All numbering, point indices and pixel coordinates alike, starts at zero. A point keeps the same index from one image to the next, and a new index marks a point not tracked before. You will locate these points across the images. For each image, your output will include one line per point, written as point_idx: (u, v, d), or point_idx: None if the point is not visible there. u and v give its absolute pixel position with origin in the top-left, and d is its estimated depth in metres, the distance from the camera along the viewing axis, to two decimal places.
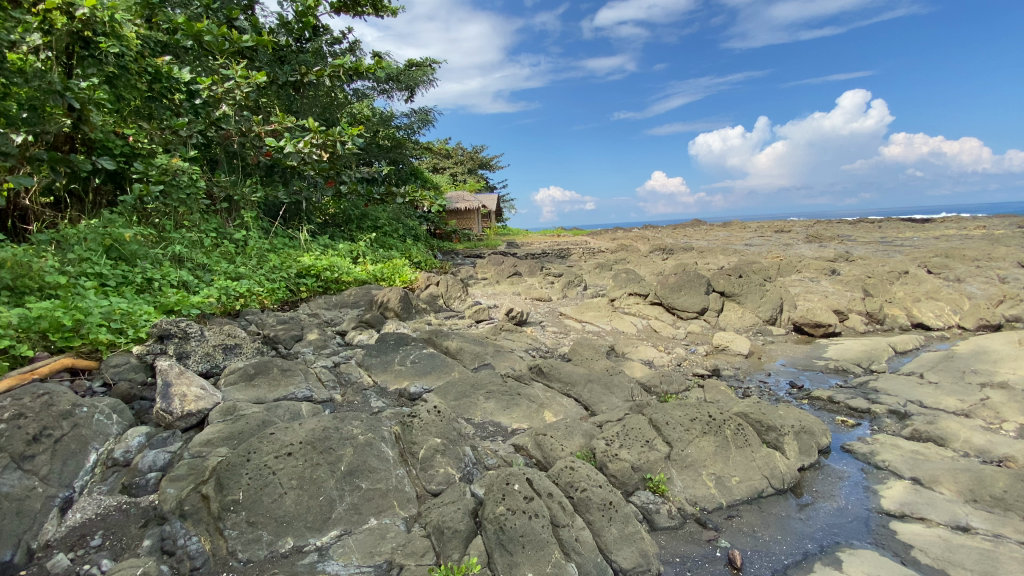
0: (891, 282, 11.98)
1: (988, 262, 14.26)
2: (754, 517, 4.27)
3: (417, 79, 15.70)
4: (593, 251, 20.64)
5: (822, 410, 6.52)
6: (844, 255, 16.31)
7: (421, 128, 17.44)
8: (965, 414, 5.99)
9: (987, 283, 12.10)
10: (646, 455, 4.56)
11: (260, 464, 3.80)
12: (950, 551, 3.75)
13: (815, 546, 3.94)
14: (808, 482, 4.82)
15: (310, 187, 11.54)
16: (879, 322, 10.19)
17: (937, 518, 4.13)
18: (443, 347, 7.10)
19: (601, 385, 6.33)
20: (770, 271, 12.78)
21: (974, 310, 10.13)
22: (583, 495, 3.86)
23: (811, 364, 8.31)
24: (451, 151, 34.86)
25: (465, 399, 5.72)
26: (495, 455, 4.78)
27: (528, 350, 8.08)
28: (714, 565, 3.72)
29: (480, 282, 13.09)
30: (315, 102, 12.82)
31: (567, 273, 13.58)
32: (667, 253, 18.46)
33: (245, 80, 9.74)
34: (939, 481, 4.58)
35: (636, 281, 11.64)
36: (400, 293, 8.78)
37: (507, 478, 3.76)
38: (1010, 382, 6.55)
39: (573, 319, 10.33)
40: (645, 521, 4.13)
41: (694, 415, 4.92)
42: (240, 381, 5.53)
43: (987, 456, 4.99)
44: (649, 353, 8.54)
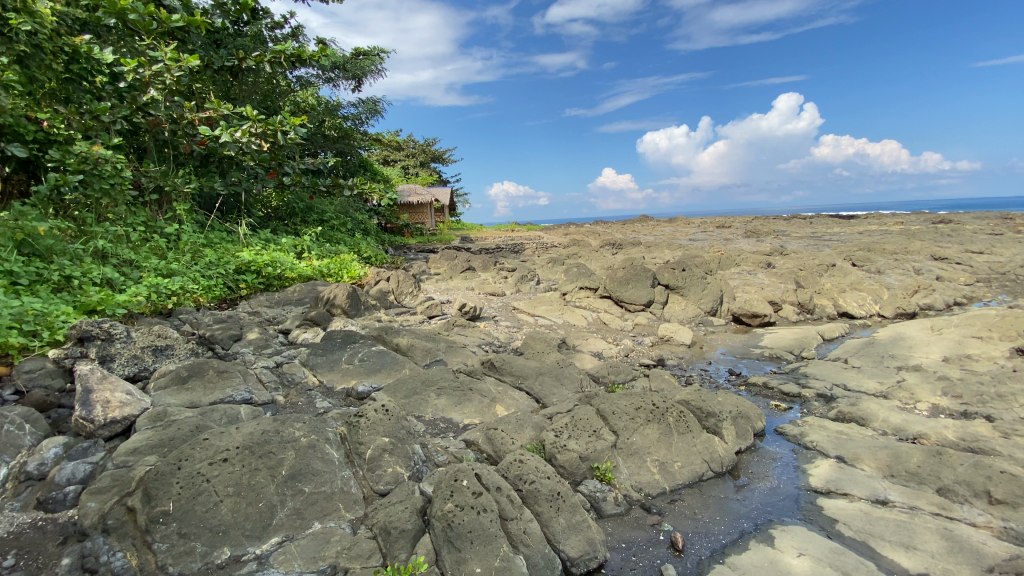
0: (820, 274, 12.78)
1: (905, 255, 15.49)
2: (695, 500, 4.45)
3: (365, 68, 15.22)
4: (545, 246, 20.82)
5: (758, 396, 6.89)
6: (779, 249, 17.29)
7: (369, 119, 16.95)
8: (884, 395, 6.49)
9: (903, 275, 13.14)
10: (594, 445, 4.67)
11: (192, 472, 3.60)
12: (871, 523, 4.05)
13: (751, 524, 4.15)
14: (744, 464, 5.08)
15: (249, 178, 11.01)
16: (809, 312, 10.88)
17: (859, 493, 4.46)
18: (392, 345, 6.95)
19: (551, 377, 6.41)
20: (712, 265, 13.34)
21: (892, 299, 10.97)
22: (531, 487, 3.88)
23: (748, 352, 8.77)
24: (403, 144, 34.15)
25: (415, 396, 5.63)
26: (446, 451, 4.72)
27: (481, 345, 8.04)
28: (658, 548, 3.85)
29: (432, 277, 12.93)
30: (254, 89, 12.27)
31: (520, 267, 13.63)
32: (617, 248, 18.92)
33: (176, 63, 9.13)
34: (861, 459, 4.95)
35: (587, 275, 11.88)
36: (348, 289, 8.53)
37: (455, 475, 3.71)
38: (923, 364, 7.15)
39: (526, 312, 10.40)
40: (592, 509, 4.22)
41: (639, 404, 5.09)
42: (172, 385, 5.20)
43: (903, 434, 5.41)
44: (599, 346, 8.73)
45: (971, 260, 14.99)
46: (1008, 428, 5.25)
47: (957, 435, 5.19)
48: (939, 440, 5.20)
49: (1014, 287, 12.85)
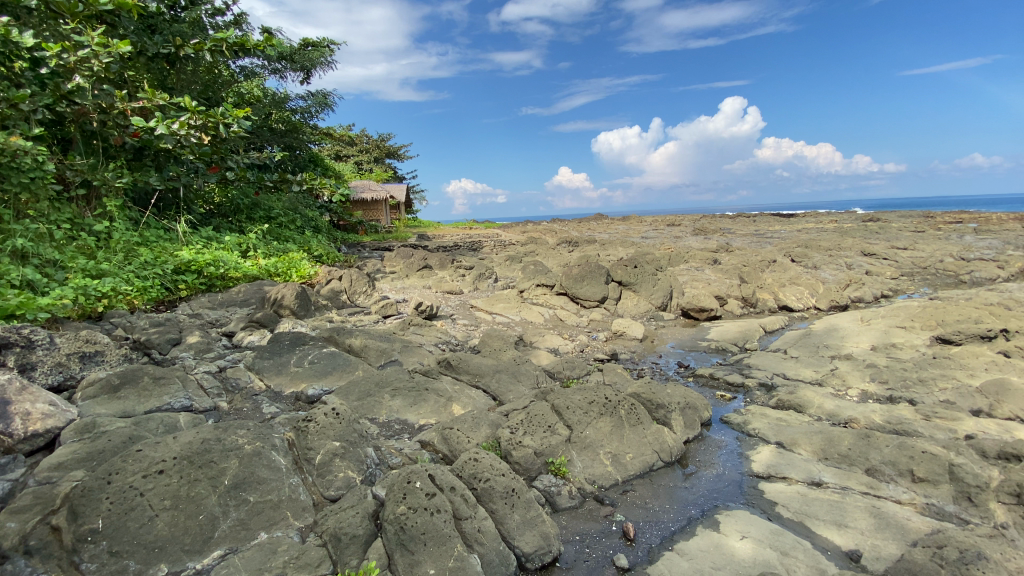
0: (762, 270, 13.44)
1: (838, 251, 16.52)
2: (646, 490, 4.59)
3: (314, 60, 14.70)
4: (503, 243, 20.82)
5: (705, 387, 7.18)
6: (725, 246, 18.08)
7: (319, 112, 16.40)
8: (819, 383, 6.91)
9: (836, 270, 14.00)
10: (548, 440, 4.72)
11: (124, 486, 3.38)
12: (807, 504, 4.30)
13: (698, 511, 4.32)
14: (692, 453, 5.28)
15: (189, 173, 10.43)
16: (752, 306, 11.43)
17: (796, 476, 4.73)
18: (345, 346, 6.77)
19: (508, 374, 6.42)
20: (662, 261, 13.78)
21: (826, 293, 11.68)
22: (486, 486, 3.86)
23: (697, 345, 9.11)
24: (356, 139, 33.27)
25: (368, 398, 5.50)
26: (400, 453, 4.65)
27: (437, 343, 7.96)
28: (611, 539, 3.94)
29: (387, 276, 12.68)
30: (194, 79, 11.61)
31: (477, 265, 13.58)
32: (573, 246, 19.18)
33: (105, 49, 8.38)
34: (798, 443, 5.25)
35: (544, 273, 11.99)
36: (297, 289, 8.22)
37: (408, 476, 3.65)
38: (854, 353, 7.66)
39: (483, 310, 10.38)
40: (547, 503, 4.28)
41: (592, 398, 5.19)
42: (101, 394, 4.85)
43: (836, 419, 5.77)
44: (555, 342, 8.83)
45: (896, 255, 16.15)
46: (928, 410, 5.69)
47: (883, 419, 5.58)
48: (867, 424, 5.57)
49: (932, 280, 13.96)
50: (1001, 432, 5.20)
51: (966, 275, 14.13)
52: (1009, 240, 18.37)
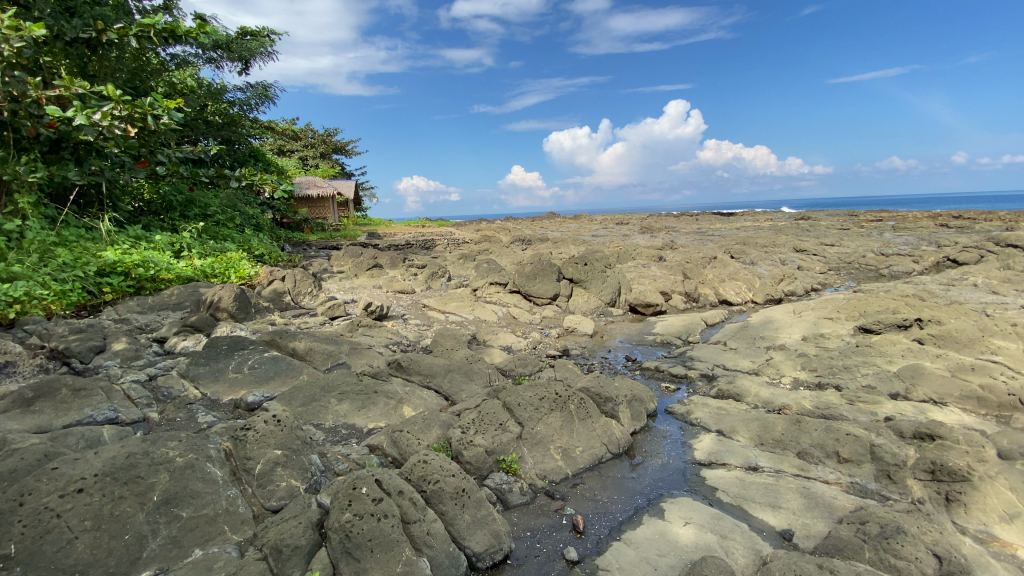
0: (705, 266, 14.03)
1: (773, 248, 17.50)
2: (595, 483, 4.70)
3: (252, 50, 14.02)
4: (456, 241, 20.67)
5: (651, 379, 7.43)
6: (670, 244, 18.75)
7: (259, 105, 15.66)
8: (756, 372, 7.31)
9: (771, 265, 14.83)
10: (499, 438, 4.73)
11: (38, 508, 3.10)
12: (745, 488, 4.54)
13: (644, 500, 4.46)
14: (639, 444, 5.45)
15: (114, 167, 9.68)
16: (695, 300, 11.92)
17: (735, 462, 4.98)
18: (289, 349, 6.51)
19: (460, 373, 6.37)
20: (611, 259, 14.12)
21: (763, 287, 12.35)
22: (435, 487, 3.81)
23: (644, 339, 9.41)
24: (301, 133, 32.02)
25: (313, 403, 5.32)
26: (347, 459, 4.53)
27: (388, 344, 7.81)
28: (561, 533, 4.01)
29: (335, 275, 12.31)
30: (119, 67, 10.79)
31: (429, 263, 13.40)
32: (526, 244, 19.31)
33: (15, 32, 7.56)
34: (737, 430, 5.53)
35: (496, 271, 11.99)
36: (236, 291, 7.82)
37: (353, 482, 3.51)
38: (787, 343, 8.14)
39: (435, 309, 10.28)
40: (498, 501, 4.29)
41: (543, 394, 5.23)
42: (12, 409, 4.44)
43: (771, 406, 6.11)
44: (508, 340, 8.86)
45: (825, 251, 17.29)
46: (852, 395, 6.13)
47: (813, 405, 5.96)
48: (798, 409, 5.94)
49: (856, 274, 15.05)
50: (915, 414, 5.68)
51: (885, 269, 15.32)
52: (921, 237, 20.08)
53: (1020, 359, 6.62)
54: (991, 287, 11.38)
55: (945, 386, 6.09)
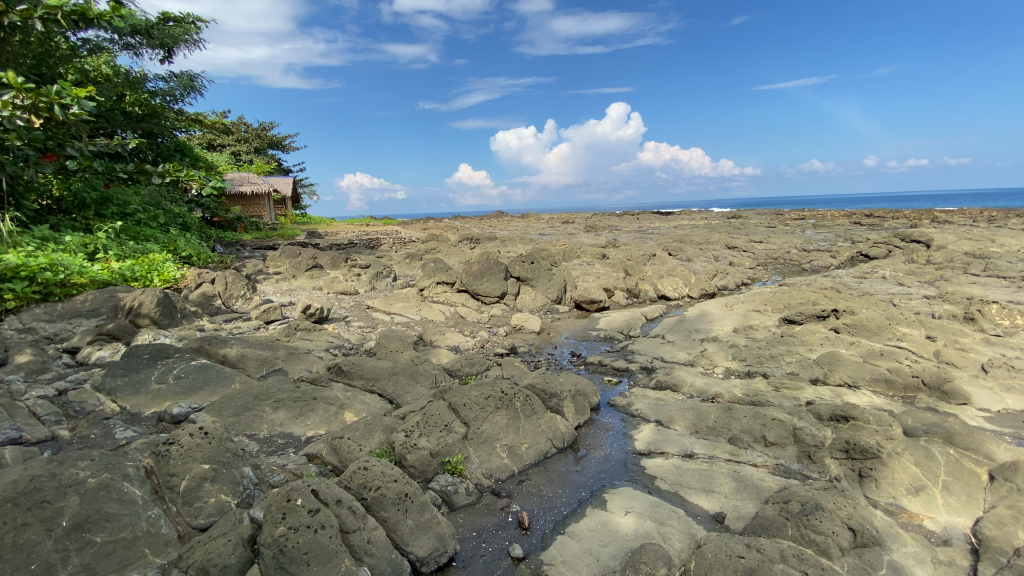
0: (645, 263, 14.53)
1: (708, 245, 18.42)
2: (540, 478, 4.76)
3: (176, 37, 13.05)
4: (401, 240, 20.25)
5: (595, 374, 7.62)
6: (613, 242, 19.32)
7: (184, 95, 14.66)
8: (692, 363, 7.67)
9: (706, 262, 15.59)
10: (444, 439, 4.69)
11: None
12: (681, 475, 4.76)
13: (588, 492, 4.57)
14: (583, 437, 5.57)
15: (15, 162, 8.68)
16: (636, 296, 12.35)
17: (672, 451, 5.20)
18: (220, 356, 6.15)
19: (405, 375, 6.25)
20: (557, 257, 14.34)
21: (698, 282, 12.96)
22: (376, 494, 3.72)
23: (588, 334, 9.64)
24: (232, 127, 30.26)
25: (246, 413, 5.06)
26: (283, 470, 4.34)
27: (329, 348, 7.55)
28: (506, 531, 4.03)
29: (271, 277, 11.73)
30: (22, 51, 9.75)
31: (373, 263, 13.05)
32: (473, 243, 19.26)
33: None
34: (674, 420, 5.78)
35: (443, 270, 11.86)
36: (159, 295, 7.27)
37: (287, 494, 3.33)
38: (719, 335, 8.60)
39: (380, 311, 10.05)
40: (443, 503, 4.27)
41: (489, 393, 5.24)
42: None
43: (705, 395, 6.43)
44: (455, 340, 8.80)
45: (754, 247, 18.41)
46: (777, 382, 6.57)
47: (743, 392, 6.33)
48: (730, 397, 6.29)
49: (782, 269, 16.10)
50: (832, 397, 6.15)
51: (807, 263, 16.50)
52: (837, 233, 21.79)
53: (920, 344, 7.32)
54: (897, 279, 12.52)
55: (858, 370, 6.64)
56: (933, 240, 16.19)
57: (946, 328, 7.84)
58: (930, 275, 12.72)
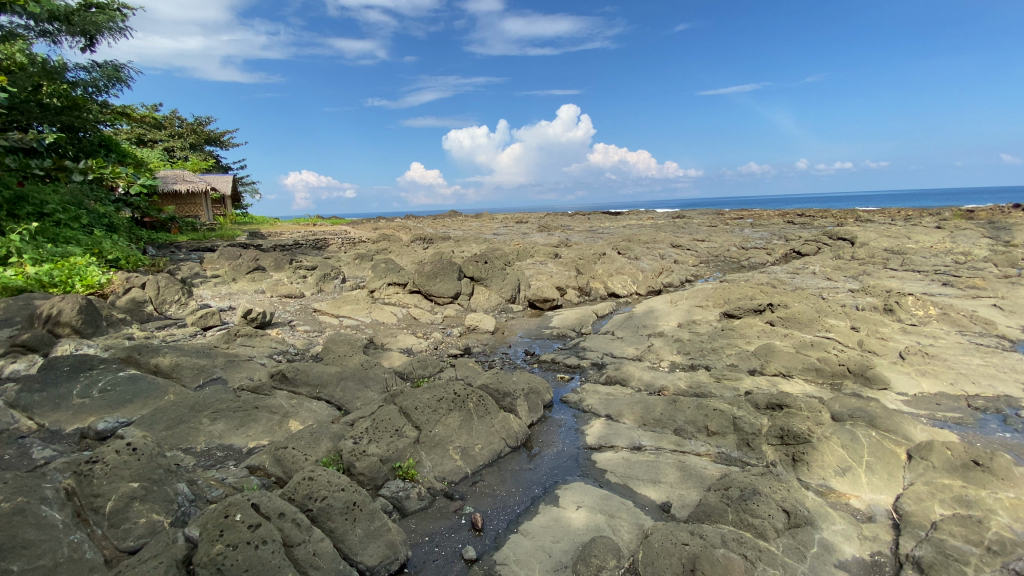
0: (595, 262, 14.84)
1: (655, 244, 19.06)
2: (494, 478, 4.77)
3: (99, 24, 12.09)
4: (351, 241, 19.70)
5: (548, 371, 7.72)
6: (565, 241, 19.64)
7: (109, 87, 13.60)
8: (640, 358, 7.92)
9: (654, 260, 16.12)
10: (395, 445, 4.62)
11: None
12: (630, 467, 4.90)
13: (541, 489, 4.62)
14: (536, 435, 5.63)
15: None
16: (587, 294, 12.59)
17: (622, 444, 5.35)
18: (151, 366, 5.77)
19: (355, 380, 6.08)
20: (510, 257, 14.39)
21: (645, 280, 13.38)
22: (322, 505, 3.61)
23: (541, 332, 9.74)
24: (165, 122, 28.46)
25: (181, 426, 4.78)
26: (222, 484, 4.13)
27: (272, 354, 7.25)
28: (459, 533, 4.01)
29: (208, 281, 11.11)
30: None
31: (321, 264, 12.62)
32: (426, 243, 19.03)
33: None
34: (624, 414, 5.95)
35: (395, 270, 11.64)
36: (81, 302, 6.73)
37: (225, 510, 3.19)
38: (666, 330, 8.93)
39: (328, 314, 9.75)
40: (395, 510, 4.19)
41: (441, 395, 5.19)
42: None
43: (652, 388, 6.66)
44: (408, 342, 8.66)
45: (698, 246, 19.23)
46: (719, 373, 6.89)
47: (687, 384, 6.60)
48: (675, 390, 6.54)
49: (723, 266, 16.89)
50: (768, 387, 6.52)
51: (746, 261, 17.39)
52: (773, 232, 23.10)
53: (846, 334, 7.89)
54: (825, 274, 13.42)
55: (792, 360, 7.07)
56: (856, 238, 17.50)
57: (868, 319, 8.48)
58: (854, 271, 13.72)
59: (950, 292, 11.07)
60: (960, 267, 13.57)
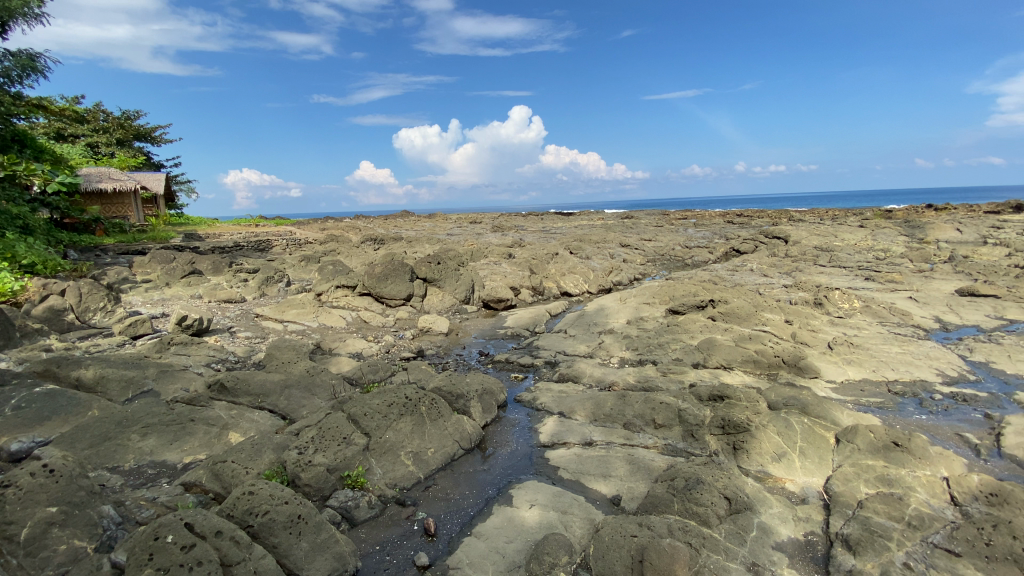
0: (548, 261, 15.01)
1: (606, 244, 19.54)
2: (447, 482, 4.72)
3: (12, 9, 11.03)
4: (298, 242, 19.01)
5: (501, 371, 7.74)
6: (519, 241, 19.81)
7: (24, 78, 12.45)
8: (591, 354, 8.09)
9: (604, 259, 16.52)
10: (343, 453, 4.49)
11: None
12: (582, 463, 4.99)
13: (495, 490, 4.62)
14: (490, 436, 5.62)
15: None
16: (540, 293, 12.72)
17: (574, 440, 5.43)
18: (72, 380, 5.33)
19: (300, 388, 5.86)
20: (463, 257, 14.33)
21: (596, 279, 13.68)
22: (264, 519, 3.45)
23: (495, 333, 9.76)
24: (89, 115, 26.41)
25: (107, 444, 4.44)
26: (154, 504, 3.88)
27: (211, 363, 6.87)
28: (411, 540, 3.95)
29: (138, 286, 10.40)
30: None
31: (264, 267, 12.09)
32: (378, 243, 18.66)
33: None
34: (576, 410, 6.05)
35: (344, 273, 11.32)
36: None
37: (155, 532, 2.99)
38: (616, 327, 9.16)
39: (272, 319, 9.35)
40: (343, 520, 4.08)
41: (392, 400, 5.09)
42: None
43: (603, 384, 6.82)
44: (358, 346, 8.45)
45: (646, 245, 19.88)
46: (666, 368, 7.15)
47: (635, 379, 6.80)
48: (624, 384, 6.72)
49: (669, 264, 17.54)
50: (710, 379, 6.82)
51: (690, 259, 18.13)
52: (715, 231, 24.21)
53: (781, 327, 8.38)
54: (763, 271, 14.20)
55: (732, 353, 7.42)
56: (790, 237, 18.61)
57: (801, 313, 9.05)
58: (788, 267, 14.60)
59: (872, 286, 11.98)
60: (881, 263, 14.71)
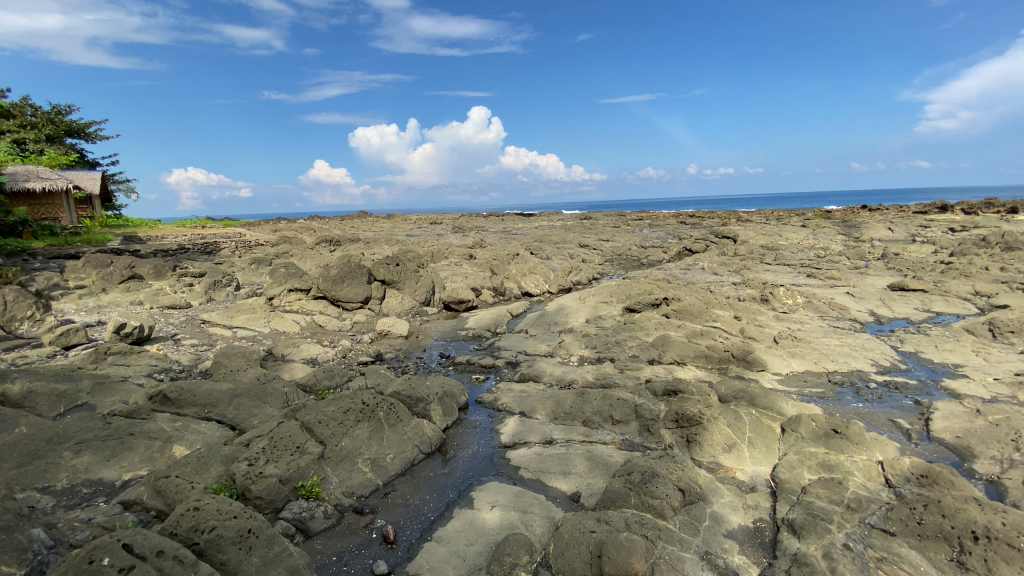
0: (508, 262, 15.06)
1: (565, 244, 19.80)
2: (407, 487, 4.66)
3: None
4: (248, 244, 18.27)
5: (462, 373, 7.71)
6: (479, 241, 19.80)
7: None
8: (551, 353, 8.17)
9: (564, 259, 16.73)
10: (296, 463, 4.35)
11: None
12: (542, 462, 5.04)
13: (455, 493, 4.60)
14: (451, 439, 5.59)
15: None
16: (501, 294, 12.74)
17: (534, 440, 5.48)
18: None
19: (251, 397, 5.64)
20: (423, 258, 14.18)
21: (556, 279, 13.83)
22: (212, 536, 3.30)
23: (455, 334, 9.70)
24: (13, 110, 24.47)
25: (35, 463, 4.13)
26: (89, 525, 3.64)
27: (153, 373, 6.52)
28: (369, 548, 3.88)
29: (71, 292, 9.72)
30: None
31: (211, 270, 11.55)
32: (334, 245, 18.20)
33: None
34: (536, 409, 6.10)
35: (298, 275, 10.97)
36: None
37: (89, 555, 2.81)
38: (575, 326, 9.29)
39: (220, 325, 8.95)
40: (298, 532, 3.96)
41: (348, 407, 4.98)
42: None
43: (562, 382, 6.90)
44: (313, 351, 8.21)
45: (604, 245, 20.30)
46: (623, 365, 7.32)
47: (594, 376, 6.92)
48: (583, 382, 6.83)
49: (626, 264, 17.96)
50: (665, 374, 7.03)
51: (646, 258, 18.63)
52: (669, 231, 24.98)
53: (730, 323, 8.73)
54: (714, 270, 14.75)
55: (685, 348, 7.67)
56: (739, 236, 19.44)
57: (749, 309, 9.46)
58: (737, 265, 15.24)
59: (814, 283, 12.67)
60: (821, 261, 15.58)
